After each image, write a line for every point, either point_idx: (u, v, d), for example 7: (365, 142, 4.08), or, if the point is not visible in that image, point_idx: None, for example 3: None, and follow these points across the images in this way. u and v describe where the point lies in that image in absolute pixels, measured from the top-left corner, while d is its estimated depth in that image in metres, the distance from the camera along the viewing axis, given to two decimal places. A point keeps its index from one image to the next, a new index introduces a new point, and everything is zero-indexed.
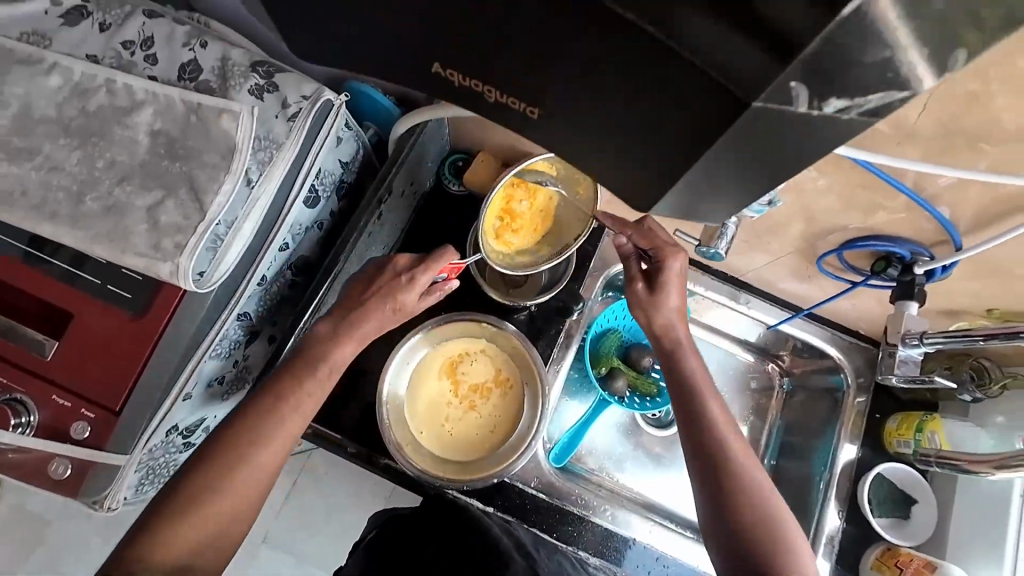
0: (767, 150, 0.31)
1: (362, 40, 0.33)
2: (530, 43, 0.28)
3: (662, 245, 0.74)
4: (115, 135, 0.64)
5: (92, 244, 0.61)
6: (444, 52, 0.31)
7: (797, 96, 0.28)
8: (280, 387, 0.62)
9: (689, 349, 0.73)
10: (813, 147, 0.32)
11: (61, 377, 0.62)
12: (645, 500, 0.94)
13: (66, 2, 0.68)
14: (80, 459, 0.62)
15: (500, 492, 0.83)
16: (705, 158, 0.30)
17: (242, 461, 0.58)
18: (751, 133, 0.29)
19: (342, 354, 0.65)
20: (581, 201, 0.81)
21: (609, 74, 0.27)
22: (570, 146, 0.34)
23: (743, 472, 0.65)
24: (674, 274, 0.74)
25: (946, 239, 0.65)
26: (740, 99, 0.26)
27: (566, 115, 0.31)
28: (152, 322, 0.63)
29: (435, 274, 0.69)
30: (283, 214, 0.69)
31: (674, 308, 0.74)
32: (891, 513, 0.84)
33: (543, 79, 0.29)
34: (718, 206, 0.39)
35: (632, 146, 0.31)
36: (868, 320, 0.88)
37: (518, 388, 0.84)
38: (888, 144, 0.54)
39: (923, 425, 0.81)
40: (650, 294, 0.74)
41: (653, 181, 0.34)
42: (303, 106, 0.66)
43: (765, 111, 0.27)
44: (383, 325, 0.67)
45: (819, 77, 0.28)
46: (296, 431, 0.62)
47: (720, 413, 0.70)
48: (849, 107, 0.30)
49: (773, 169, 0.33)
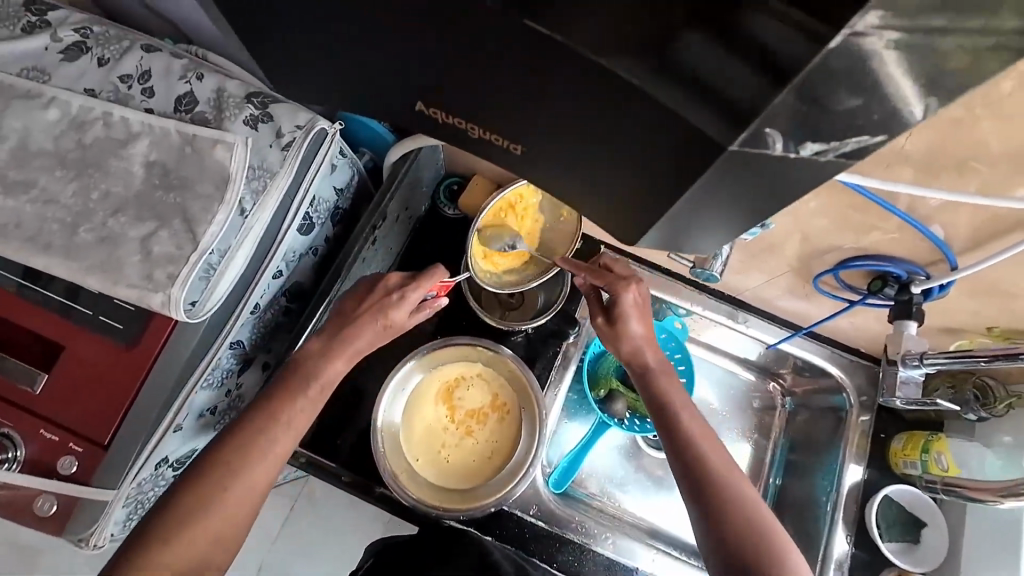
0: (756, 180, 0.31)
1: (349, 76, 0.33)
2: (510, 79, 0.28)
3: (613, 280, 0.74)
4: (110, 166, 0.64)
5: (84, 276, 0.61)
6: (429, 87, 0.31)
7: (773, 141, 0.28)
8: (267, 410, 0.61)
9: (658, 364, 0.73)
10: (803, 175, 0.32)
11: (50, 411, 0.62)
12: (649, 526, 0.92)
13: (67, 38, 0.69)
14: (67, 495, 0.61)
15: (497, 521, 0.81)
16: (699, 182, 0.30)
17: (232, 480, 0.56)
18: (737, 169, 0.29)
19: (334, 369, 0.64)
20: (566, 226, 0.82)
21: (591, 106, 0.28)
22: (556, 168, 0.33)
23: (732, 495, 0.63)
24: (630, 305, 0.73)
25: (942, 258, 0.64)
26: (719, 145, 0.27)
27: (552, 141, 0.31)
28: (142, 353, 0.62)
29: (426, 292, 0.69)
30: (277, 242, 0.69)
31: (639, 337, 0.73)
32: (901, 538, 0.82)
33: (526, 111, 0.29)
34: (708, 233, 0.39)
35: (618, 171, 0.31)
36: (868, 338, 0.87)
37: (515, 413, 0.83)
38: (878, 167, 0.54)
39: (929, 445, 0.79)
40: (611, 328, 0.74)
41: (640, 199, 0.34)
42: (296, 135, 0.67)
43: (743, 154, 0.28)
44: (374, 341, 0.67)
45: (798, 121, 0.28)
46: (285, 450, 0.60)
47: (703, 434, 0.68)
48: (825, 150, 0.30)
49: (762, 196, 0.33)
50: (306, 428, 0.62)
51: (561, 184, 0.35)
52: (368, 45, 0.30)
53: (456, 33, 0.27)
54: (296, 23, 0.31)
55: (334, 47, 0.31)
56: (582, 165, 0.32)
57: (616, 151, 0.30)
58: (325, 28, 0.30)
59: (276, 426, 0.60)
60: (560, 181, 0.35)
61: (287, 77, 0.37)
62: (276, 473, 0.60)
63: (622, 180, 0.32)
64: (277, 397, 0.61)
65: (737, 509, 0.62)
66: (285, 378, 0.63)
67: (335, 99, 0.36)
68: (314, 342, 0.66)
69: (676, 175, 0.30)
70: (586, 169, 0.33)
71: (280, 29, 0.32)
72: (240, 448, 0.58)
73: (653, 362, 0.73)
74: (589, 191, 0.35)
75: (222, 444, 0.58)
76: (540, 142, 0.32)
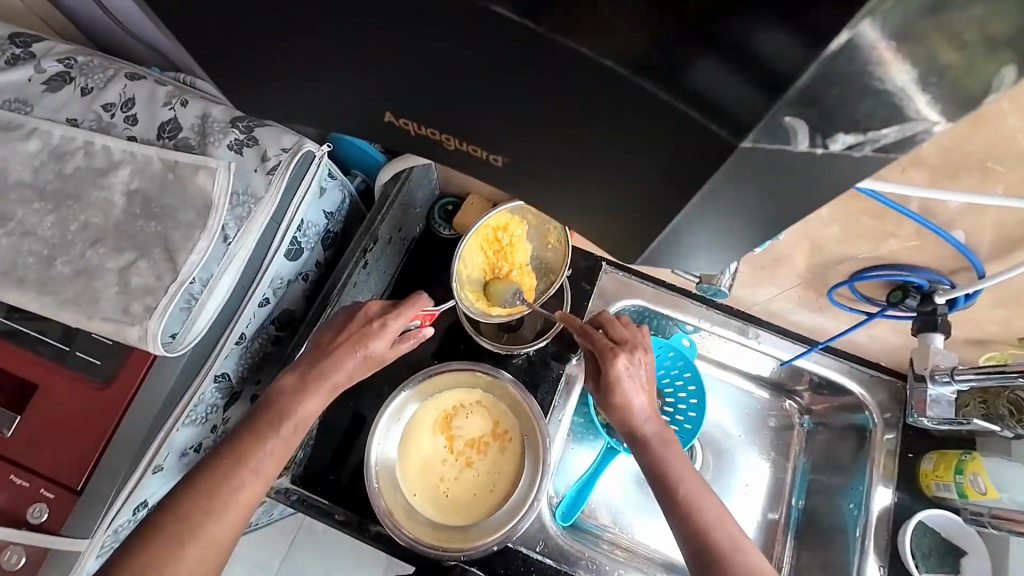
0: (773, 180, 0.27)
1: (315, 86, 0.31)
2: (478, 81, 0.25)
3: (599, 349, 0.69)
4: (90, 196, 0.62)
5: (58, 311, 0.58)
6: (400, 95, 0.28)
7: (795, 132, 0.25)
8: (241, 448, 0.57)
9: (651, 425, 0.67)
10: (827, 170, 0.27)
11: (22, 455, 0.59)
12: (665, 559, 0.85)
13: (50, 69, 0.68)
14: (34, 547, 0.57)
15: (501, 559, 0.75)
16: (706, 187, 0.27)
17: (190, 535, 0.52)
18: (749, 170, 0.26)
19: (311, 407, 0.60)
20: (555, 252, 0.80)
21: (569, 106, 0.25)
22: (536, 177, 0.31)
23: (740, 557, 0.59)
24: (622, 376, 0.67)
25: (967, 265, 0.60)
26: (727, 141, 0.24)
27: (529, 146, 0.28)
28: (120, 389, 0.60)
29: (408, 321, 0.65)
30: (263, 268, 0.66)
31: (632, 408, 0.67)
32: (939, 568, 0.75)
33: (499, 114, 0.27)
34: (717, 245, 0.35)
35: (606, 176, 0.29)
36: (890, 352, 0.82)
37: (516, 442, 0.79)
38: (893, 170, 0.51)
39: (963, 466, 0.73)
40: (600, 398, 0.69)
41: (633, 208, 0.30)
42: (282, 159, 0.64)
43: (761, 152, 0.25)
44: (353, 373, 0.63)
45: (822, 114, 0.24)
46: (252, 497, 0.56)
47: (703, 492, 0.64)
48: (861, 144, 0.26)
49: (776, 200, 0.29)
50: (277, 472, 0.58)
51: (553, 198, 0.32)
52: (323, 49, 0.27)
53: (408, 30, 0.24)
54: (246, 28, 0.28)
55: (296, 56, 0.29)
56: (568, 175, 0.29)
57: (600, 144, 0.26)
58: (286, 36, 0.28)
59: (243, 471, 0.56)
60: (549, 192, 0.32)
61: (256, 93, 0.35)
62: (237, 527, 0.55)
63: (612, 189, 0.30)
64: (250, 437, 0.58)
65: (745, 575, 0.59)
66: (257, 421, 0.59)
67: (307, 113, 0.34)
68: (290, 377, 0.62)
69: (668, 181, 0.27)
70: (575, 180, 0.30)
71: (243, 42, 0.30)
72: (218, 489, 0.54)
73: (650, 430, 0.67)
74: (573, 197, 0.32)
75: (189, 492, 0.54)
76: (520, 150, 0.29)
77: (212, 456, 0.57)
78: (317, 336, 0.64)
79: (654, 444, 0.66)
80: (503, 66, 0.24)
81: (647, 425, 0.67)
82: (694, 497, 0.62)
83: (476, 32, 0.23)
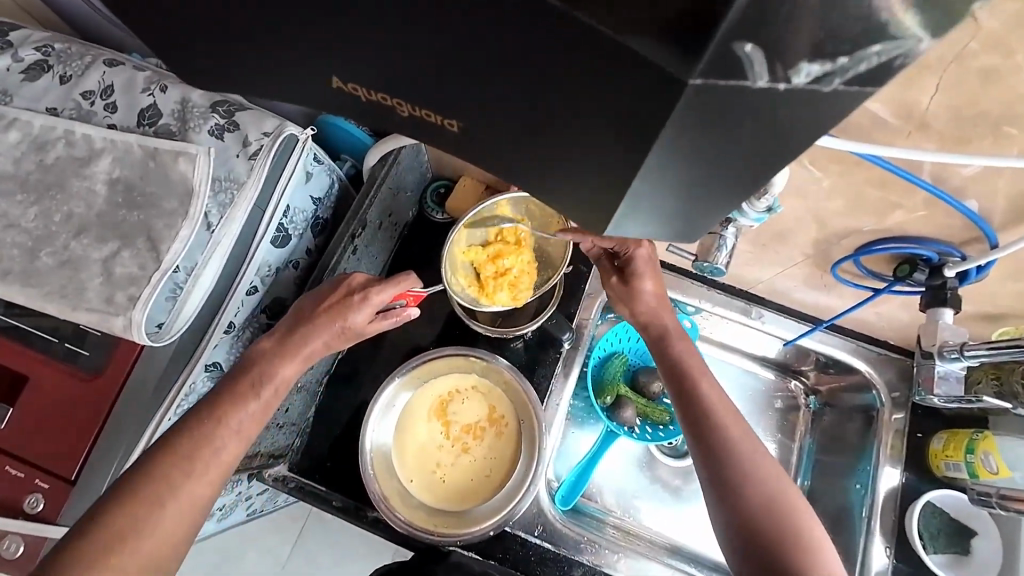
0: (740, 133, 0.24)
1: (263, 60, 0.29)
2: (480, 76, 0.24)
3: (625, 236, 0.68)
4: (72, 186, 0.61)
5: (44, 303, 0.58)
6: (364, 68, 0.26)
7: (752, 63, 0.21)
8: (219, 411, 0.56)
9: (678, 335, 0.68)
10: (791, 114, 0.24)
11: (17, 446, 0.59)
12: (670, 542, 0.85)
13: (28, 58, 0.67)
14: (30, 536, 0.58)
15: (500, 543, 0.75)
16: (656, 148, 0.24)
17: (169, 496, 0.52)
18: (703, 120, 0.23)
19: (290, 370, 0.61)
20: (557, 246, 0.78)
21: (524, 67, 0.22)
22: (538, 170, 0.28)
23: (767, 489, 0.56)
24: (644, 263, 0.68)
25: (979, 236, 0.57)
26: (674, 78, 0.21)
27: (503, 128, 0.26)
28: (109, 379, 0.60)
29: (391, 297, 0.66)
30: (249, 256, 0.65)
31: (652, 295, 0.69)
32: (948, 549, 0.74)
33: (479, 94, 0.25)
34: (711, 215, 0.32)
35: (581, 159, 0.26)
36: (900, 330, 0.79)
37: (513, 426, 0.78)
38: (898, 136, 0.47)
39: (974, 445, 0.71)
40: (624, 288, 0.69)
41: (594, 193, 0.28)
42: (263, 142, 0.63)
43: (713, 91, 0.21)
44: (329, 344, 0.64)
45: (779, 33, 0.21)
46: (230, 458, 0.56)
47: (733, 421, 0.61)
48: (829, 74, 0.22)
49: (742, 151, 0.25)
50: (257, 432, 0.58)
51: (532, 182, 0.30)
52: (291, 31, 0.26)
53: (399, 7, 0.22)
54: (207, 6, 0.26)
55: (272, 39, 0.27)
56: (532, 148, 0.27)
57: (588, 127, 0.24)
58: (242, 7, 0.25)
59: (221, 430, 0.56)
60: (527, 179, 0.30)
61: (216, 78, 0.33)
62: (214, 487, 0.55)
63: (590, 178, 0.27)
64: (228, 402, 0.57)
65: (766, 503, 0.55)
66: (231, 382, 0.59)
67: (262, 93, 0.32)
68: (266, 341, 0.62)
69: (632, 145, 0.24)
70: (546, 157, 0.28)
71: (192, 22, 0.28)
72: (199, 449, 0.54)
73: (671, 325, 0.69)
74: (567, 192, 0.30)
75: (162, 457, 0.53)
76: (479, 118, 0.26)
77: (192, 415, 0.57)
78: (299, 305, 0.65)
79: (677, 350, 0.67)
80: (479, 38, 0.22)
81: (669, 319, 0.69)
82: (717, 405, 0.62)
83: (444, 7, 0.21)
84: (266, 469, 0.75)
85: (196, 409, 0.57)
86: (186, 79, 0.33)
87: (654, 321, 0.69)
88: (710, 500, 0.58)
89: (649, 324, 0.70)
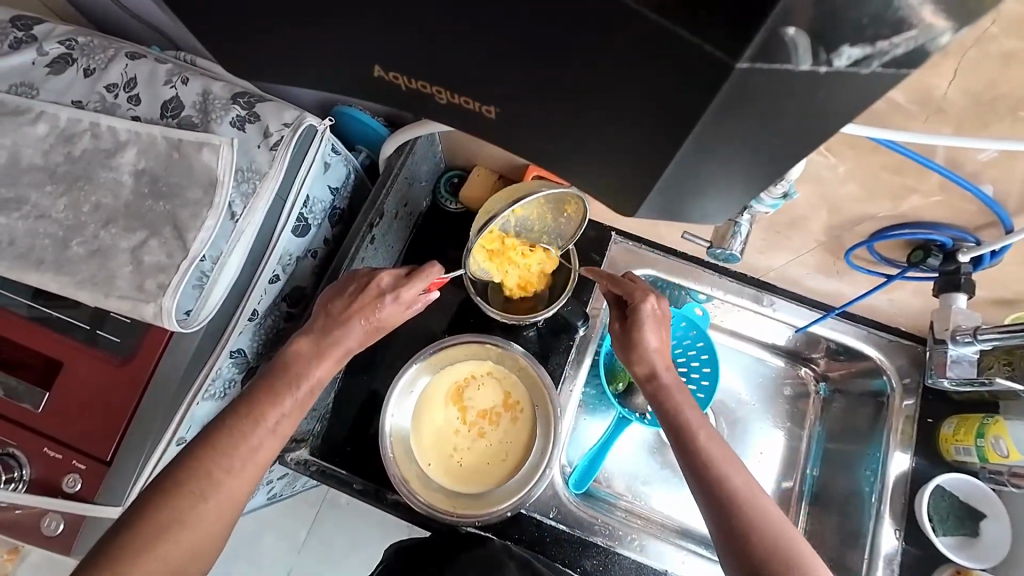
0: (777, 117, 0.25)
1: (302, 49, 0.29)
2: (522, 71, 0.25)
3: (639, 287, 0.71)
4: (99, 177, 0.63)
5: (76, 291, 0.60)
6: (406, 60, 0.27)
7: (796, 46, 0.22)
8: (253, 410, 0.58)
9: (679, 391, 0.68)
10: (835, 98, 0.25)
11: (54, 430, 0.62)
12: (679, 525, 0.87)
13: (52, 52, 0.68)
14: (71, 514, 0.61)
15: (517, 525, 0.77)
16: (695, 133, 0.25)
17: (211, 491, 0.54)
18: (746, 101, 0.23)
19: (323, 369, 0.63)
20: (569, 221, 0.78)
21: (542, 52, 0.24)
22: (570, 151, 0.29)
23: (780, 544, 0.56)
24: (650, 315, 0.70)
25: (994, 221, 0.58)
26: (719, 61, 0.21)
27: (539, 114, 0.27)
28: (139, 365, 0.62)
29: (420, 290, 0.68)
30: (271, 245, 0.66)
31: (653, 350, 0.69)
32: (957, 531, 0.75)
33: (520, 85, 0.26)
34: (731, 198, 0.33)
35: (610, 142, 0.27)
36: (911, 315, 0.79)
37: (528, 411, 0.80)
38: (915, 121, 0.48)
39: (984, 430, 0.72)
40: (625, 335, 0.71)
41: (623, 171, 0.29)
42: (284, 133, 0.64)
43: (758, 73, 0.22)
44: (364, 340, 0.66)
45: (822, 18, 0.22)
46: (267, 457, 0.58)
47: (739, 472, 0.61)
48: (868, 58, 0.23)
49: (776, 135, 0.26)
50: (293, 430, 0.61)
51: (564, 167, 0.31)
52: (337, 25, 0.27)
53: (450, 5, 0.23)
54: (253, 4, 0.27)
55: (292, 26, 0.28)
56: (568, 134, 0.28)
57: (623, 117, 0.25)
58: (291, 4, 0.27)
59: (260, 430, 0.58)
60: (558, 164, 0.31)
61: (254, 76, 0.34)
62: (252, 483, 0.57)
63: (620, 161, 0.28)
64: (265, 399, 0.59)
65: (783, 559, 0.55)
66: (265, 384, 0.60)
67: (297, 81, 0.33)
68: (302, 342, 0.63)
69: (669, 128, 0.25)
70: (583, 146, 0.28)
71: (236, 17, 0.29)
72: (238, 445, 0.56)
73: (669, 380, 0.68)
74: (595, 174, 0.30)
75: (201, 453, 0.55)
76: (517, 105, 0.27)
77: (229, 411, 0.59)
78: (324, 304, 0.66)
79: (675, 402, 0.67)
80: (524, 33, 0.23)
81: (667, 374, 0.69)
82: (720, 457, 0.62)
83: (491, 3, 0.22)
84: (287, 453, 0.77)
85: (234, 408, 0.59)
86: (223, 69, 0.34)
87: (657, 372, 0.69)
88: (724, 556, 0.58)
89: (647, 381, 0.69)
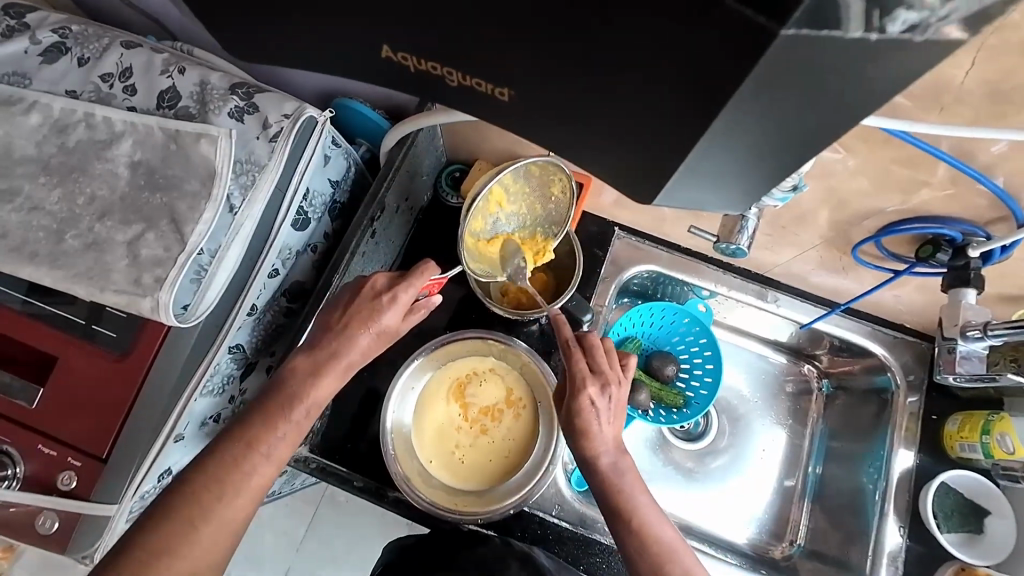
0: (818, 91, 0.24)
1: (309, 30, 0.28)
2: (538, 50, 0.24)
3: (572, 374, 0.62)
4: (94, 169, 0.61)
5: (71, 284, 0.58)
6: (416, 41, 0.26)
7: (847, 7, 0.21)
8: (248, 435, 0.58)
9: (623, 462, 0.61)
10: (876, 70, 0.24)
11: (47, 426, 0.61)
12: (681, 522, 0.86)
13: (45, 39, 0.66)
14: (67, 511, 0.60)
15: (520, 522, 0.76)
16: (728, 109, 0.24)
17: (202, 519, 0.54)
18: (787, 70, 0.22)
19: (322, 370, 0.62)
20: (559, 204, 0.74)
21: (562, 34, 0.23)
22: (586, 136, 0.28)
23: None
24: (592, 409, 0.61)
25: (1005, 215, 0.57)
26: (759, 29, 0.20)
27: (554, 95, 0.26)
28: (135, 361, 0.61)
29: (418, 291, 0.66)
30: (271, 238, 0.65)
31: (606, 439, 0.61)
32: (961, 528, 0.74)
33: (535, 69, 0.25)
34: (747, 188, 0.32)
35: (628, 129, 0.27)
36: (917, 312, 0.79)
37: (530, 408, 0.79)
38: (931, 112, 0.47)
39: (990, 427, 0.71)
40: (571, 428, 0.62)
41: (637, 159, 0.28)
42: (283, 125, 0.63)
43: (803, 40, 0.21)
44: (368, 349, 0.64)
45: None
46: (264, 482, 0.58)
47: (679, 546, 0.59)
48: (923, 24, 0.23)
49: (810, 115, 0.25)
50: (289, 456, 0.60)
51: (578, 153, 0.30)
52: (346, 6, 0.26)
53: None
54: None
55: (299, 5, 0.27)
56: (584, 119, 0.27)
57: (643, 100, 0.25)
58: None
59: (254, 454, 0.57)
60: (572, 149, 0.30)
61: (257, 58, 0.32)
62: (249, 507, 0.57)
63: (637, 143, 0.27)
64: (259, 423, 0.58)
65: None
66: (265, 399, 0.60)
67: (303, 64, 0.32)
68: (297, 359, 0.62)
69: (694, 108, 0.24)
70: (598, 130, 0.28)
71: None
72: (231, 475, 0.56)
73: (606, 466, 0.61)
74: (610, 160, 0.30)
75: (197, 476, 0.55)
76: (533, 85, 0.26)
77: (228, 432, 0.58)
78: (324, 314, 0.65)
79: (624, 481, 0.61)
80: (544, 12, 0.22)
81: (606, 459, 0.61)
82: (664, 535, 0.59)
83: None
84: None
85: (238, 423, 0.59)
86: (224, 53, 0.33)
87: (597, 460, 0.61)
88: None
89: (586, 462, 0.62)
